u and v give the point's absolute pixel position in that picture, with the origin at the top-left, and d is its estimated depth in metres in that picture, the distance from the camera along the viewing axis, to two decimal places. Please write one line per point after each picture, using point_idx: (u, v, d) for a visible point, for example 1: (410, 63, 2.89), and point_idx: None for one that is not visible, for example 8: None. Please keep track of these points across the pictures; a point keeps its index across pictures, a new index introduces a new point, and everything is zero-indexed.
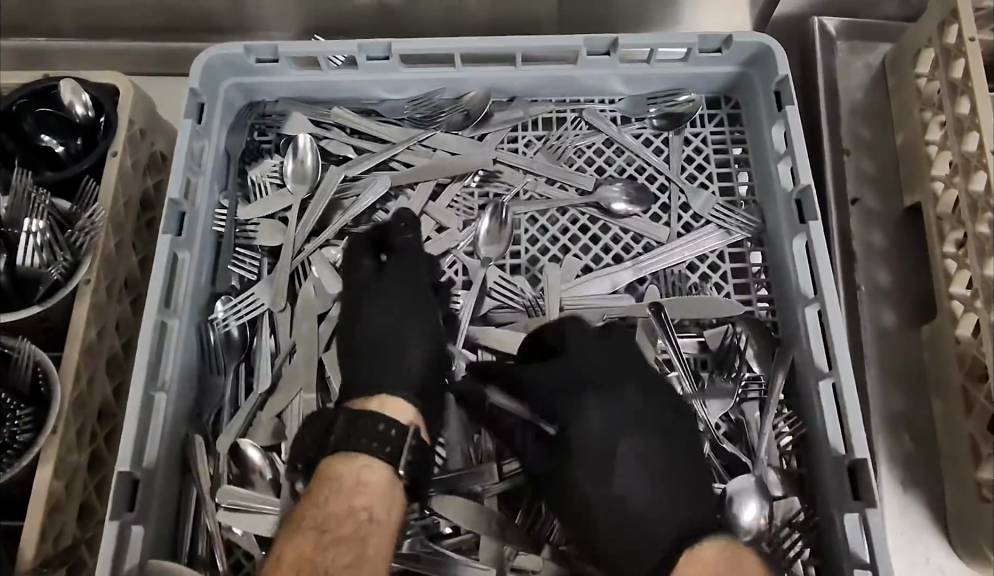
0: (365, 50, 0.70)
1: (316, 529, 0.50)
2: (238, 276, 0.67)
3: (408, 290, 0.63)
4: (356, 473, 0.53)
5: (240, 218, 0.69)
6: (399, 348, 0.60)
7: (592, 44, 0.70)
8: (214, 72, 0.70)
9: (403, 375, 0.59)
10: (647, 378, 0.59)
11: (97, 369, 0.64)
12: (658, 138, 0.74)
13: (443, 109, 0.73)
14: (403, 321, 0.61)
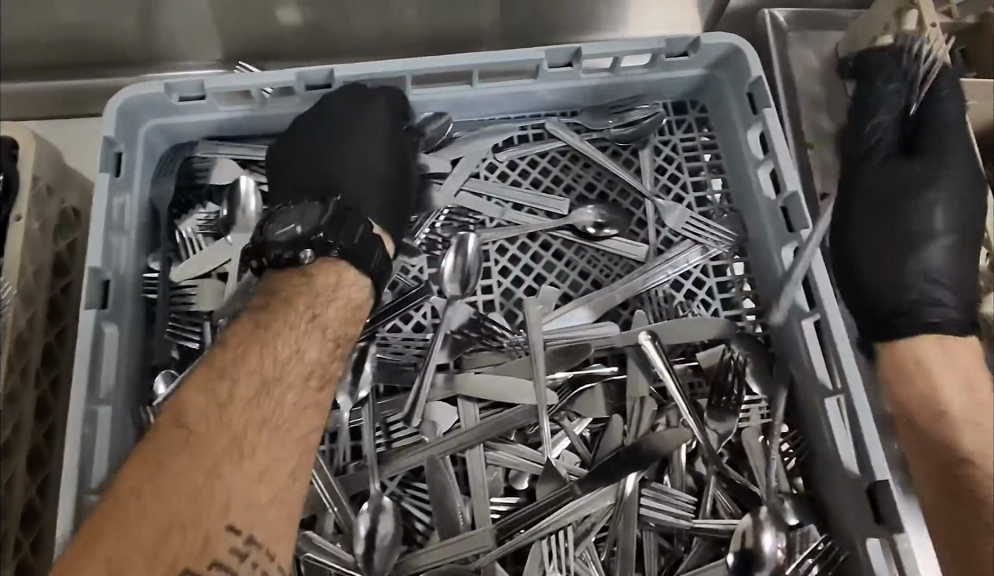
0: (305, 79, 0.64)
1: (258, 364, 0.48)
2: (178, 346, 0.59)
3: (371, 102, 0.63)
4: (335, 279, 0.53)
5: (174, 282, 0.61)
6: (361, 154, 0.63)
7: (553, 56, 0.66)
8: (131, 115, 0.62)
9: (363, 177, 0.63)
10: (876, 211, 0.63)
11: (14, 469, 0.55)
12: (625, 150, 0.70)
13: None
14: (382, 144, 0.64)
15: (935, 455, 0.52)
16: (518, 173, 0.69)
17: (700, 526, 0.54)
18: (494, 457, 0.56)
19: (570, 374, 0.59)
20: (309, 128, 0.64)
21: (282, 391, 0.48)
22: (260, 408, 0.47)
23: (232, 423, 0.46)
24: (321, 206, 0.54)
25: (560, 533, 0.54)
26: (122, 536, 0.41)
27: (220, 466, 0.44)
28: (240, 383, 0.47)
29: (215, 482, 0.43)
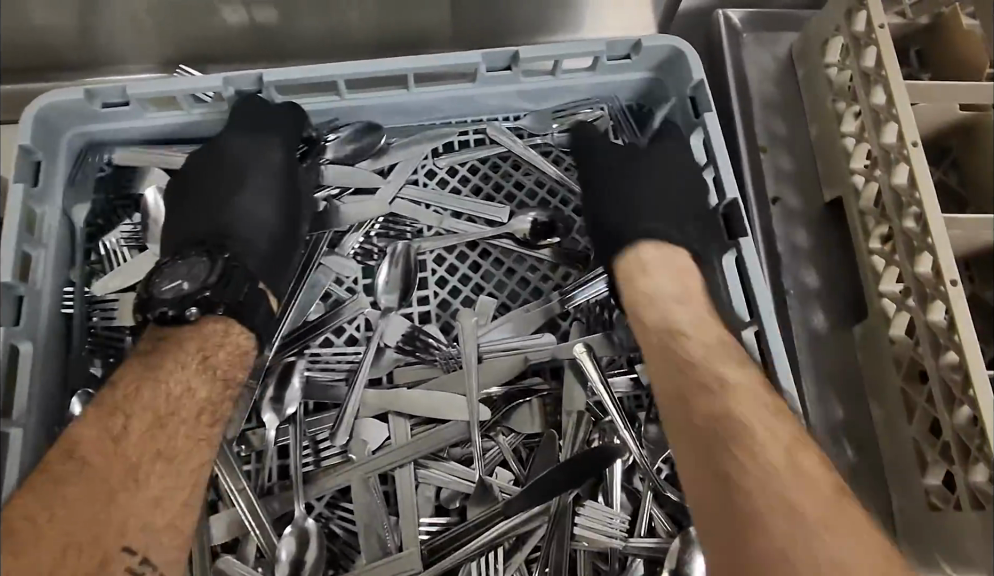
0: (234, 84, 0.62)
1: (152, 400, 0.49)
2: (100, 361, 0.58)
3: (249, 148, 0.61)
4: (222, 328, 0.53)
5: (95, 294, 0.59)
6: (233, 199, 0.61)
7: (492, 59, 0.64)
8: (51, 122, 0.60)
9: (248, 239, 0.59)
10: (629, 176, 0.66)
11: None
12: (568, 156, 0.69)
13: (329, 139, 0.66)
14: (278, 186, 0.62)
15: (673, 385, 0.53)
16: (459, 180, 0.68)
17: (633, 545, 0.53)
18: (425, 476, 0.55)
19: (505, 389, 0.58)
20: (204, 172, 0.62)
21: (177, 425, 0.49)
22: (154, 444, 0.48)
23: (130, 454, 0.47)
24: (209, 264, 0.53)
25: (490, 554, 0.52)
26: (20, 564, 0.42)
27: (116, 496, 0.46)
28: (133, 420, 0.48)
29: (109, 512, 0.45)
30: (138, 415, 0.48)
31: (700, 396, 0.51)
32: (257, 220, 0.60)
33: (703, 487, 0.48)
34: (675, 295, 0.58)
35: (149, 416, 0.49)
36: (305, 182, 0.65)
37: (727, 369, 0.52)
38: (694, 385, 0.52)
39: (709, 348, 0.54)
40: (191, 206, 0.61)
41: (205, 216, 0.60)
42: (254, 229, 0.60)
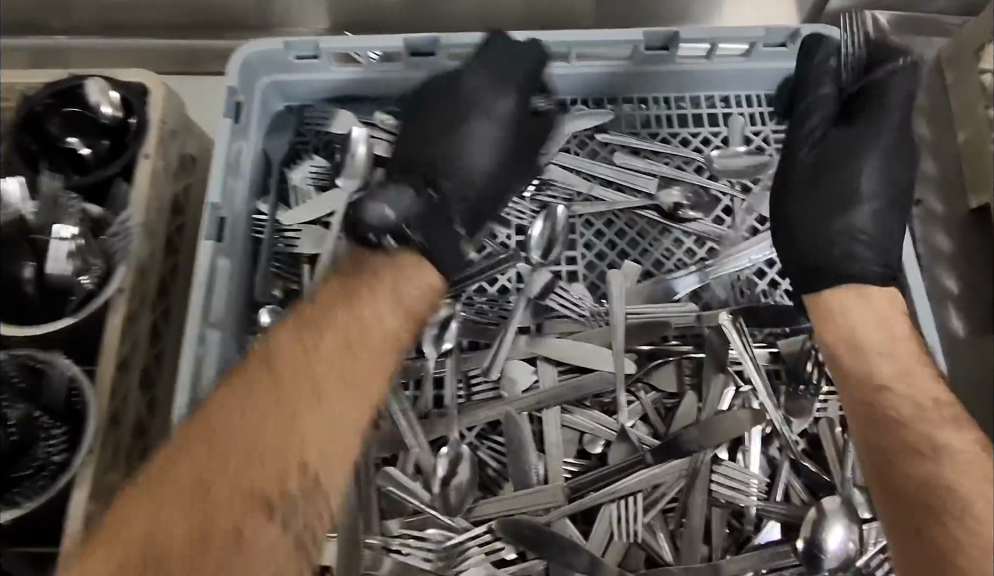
0: (412, 46, 0.67)
1: (341, 325, 0.49)
2: (280, 284, 0.63)
3: (478, 90, 0.60)
4: (402, 277, 0.53)
5: (281, 224, 0.65)
6: (465, 131, 0.59)
7: (651, 39, 0.67)
8: (252, 68, 0.67)
9: (466, 181, 0.58)
10: (827, 161, 0.59)
11: (131, 383, 0.60)
12: (716, 137, 0.71)
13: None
14: (507, 136, 0.61)
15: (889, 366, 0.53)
16: (608, 152, 0.70)
17: (769, 507, 0.56)
18: (569, 420, 0.58)
19: (650, 347, 0.60)
20: (431, 110, 0.61)
21: (368, 352, 0.49)
22: (350, 362, 0.49)
23: (316, 371, 0.47)
24: (417, 196, 0.54)
25: (629, 498, 0.55)
26: (223, 455, 0.44)
27: (319, 391, 0.47)
28: (330, 345, 0.48)
29: (304, 428, 0.45)
30: (341, 335, 0.49)
31: (894, 438, 0.50)
32: (476, 162, 0.59)
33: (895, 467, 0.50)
34: (879, 344, 0.53)
35: (349, 336, 0.49)
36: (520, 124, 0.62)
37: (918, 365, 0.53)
38: (902, 436, 0.50)
39: (907, 389, 0.51)
40: (414, 132, 0.61)
41: (422, 146, 0.59)
42: (473, 171, 0.59)
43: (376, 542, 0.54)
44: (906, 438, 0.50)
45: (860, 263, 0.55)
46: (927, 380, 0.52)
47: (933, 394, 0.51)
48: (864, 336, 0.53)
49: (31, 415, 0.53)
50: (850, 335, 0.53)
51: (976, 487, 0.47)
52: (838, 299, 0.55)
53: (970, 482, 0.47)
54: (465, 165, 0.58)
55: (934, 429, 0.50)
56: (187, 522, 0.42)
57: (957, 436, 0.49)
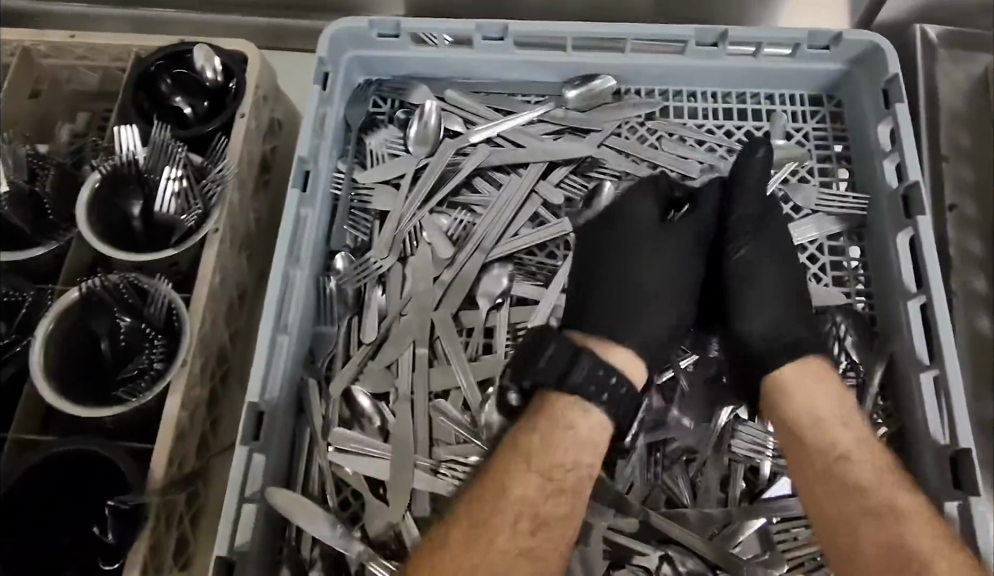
0: (482, 31, 0.73)
1: (522, 519, 0.54)
2: (352, 236, 0.71)
3: (598, 236, 0.68)
4: (575, 446, 0.57)
5: (357, 182, 0.73)
6: (635, 312, 0.63)
7: (702, 35, 0.72)
8: (339, 43, 0.74)
9: (646, 334, 0.62)
10: (740, 277, 0.64)
11: (219, 313, 0.69)
12: (759, 131, 0.76)
13: (567, 95, 0.76)
14: (654, 250, 0.66)
15: (826, 443, 0.57)
16: (656, 138, 0.76)
17: (781, 464, 0.63)
18: None
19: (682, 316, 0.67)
20: (597, 249, 0.68)
21: (522, 487, 0.55)
22: (543, 509, 0.54)
23: (483, 545, 0.52)
24: (574, 359, 0.59)
25: (655, 448, 0.63)
26: None
27: (540, 511, 0.54)
28: (531, 473, 0.55)
29: (492, 561, 0.52)
30: (539, 476, 0.55)
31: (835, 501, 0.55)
32: (661, 330, 0.63)
33: (845, 526, 0.54)
34: (813, 416, 0.58)
35: (553, 475, 0.56)
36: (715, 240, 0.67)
37: (854, 433, 0.57)
38: (850, 494, 0.54)
39: (855, 456, 0.56)
40: (598, 283, 0.65)
41: (613, 279, 0.65)
42: (644, 285, 0.64)
43: (423, 465, 0.61)
44: (849, 503, 0.54)
45: (803, 348, 0.61)
46: (864, 445, 0.57)
47: (883, 461, 0.56)
48: (820, 408, 0.58)
49: (138, 327, 0.63)
50: (795, 416, 0.58)
51: (915, 532, 0.52)
52: (789, 387, 0.60)
53: (908, 532, 0.52)
54: (643, 275, 0.65)
55: (891, 492, 0.54)
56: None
57: (892, 489, 0.54)
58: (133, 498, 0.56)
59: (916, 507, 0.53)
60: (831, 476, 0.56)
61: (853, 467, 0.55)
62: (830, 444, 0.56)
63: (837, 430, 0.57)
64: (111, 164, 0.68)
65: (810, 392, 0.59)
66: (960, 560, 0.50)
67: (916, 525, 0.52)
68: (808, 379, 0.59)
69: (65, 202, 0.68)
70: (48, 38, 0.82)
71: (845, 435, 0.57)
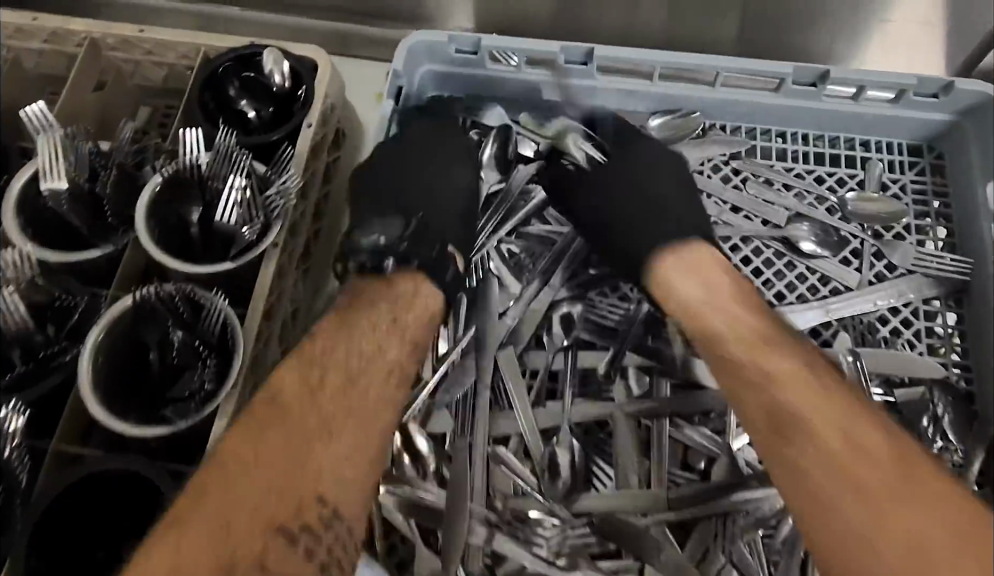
0: (566, 53, 0.70)
1: (326, 387, 0.54)
2: None
3: (424, 163, 0.68)
4: (411, 290, 0.61)
5: None
6: (431, 205, 0.66)
7: (801, 74, 0.68)
8: (416, 57, 0.71)
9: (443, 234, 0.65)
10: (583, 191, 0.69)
11: (272, 332, 0.66)
12: (852, 179, 0.71)
13: (650, 125, 0.72)
14: (465, 163, 0.70)
15: (739, 352, 0.54)
16: (740, 180, 0.71)
17: None
18: (679, 430, 0.61)
19: None
20: (405, 160, 0.68)
21: (369, 380, 0.56)
22: (366, 370, 0.56)
23: (326, 409, 0.53)
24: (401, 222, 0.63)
25: (730, 518, 0.58)
26: (227, 492, 0.47)
27: (392, 370, 0.58)
28: (344, 343, 0.56)
29: (344, 423, 0.53)
30: (365, 332, 0.58)
31: (854, 465, 0.47)
32: (455, 228, 0.66)
33: (799, 464, 0.48)
34: (702, 299, 0.57)
35: (396, 320, 0.59)
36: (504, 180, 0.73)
37: (767, 352, 0.53)
38: (779, 438, 0.50)
39: (783, 385, 0.51)
40: (407, 193, 0.66)
41: (414, 186, 0.67)
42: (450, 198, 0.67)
43: (478, 513, 0.58)
44: (791, 424, 0.50)
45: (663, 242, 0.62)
46: (805, 365, 0.52)
47: (836, 385, 0.51)
48: (694, 265, 0.60)
49: (191, 343, 0.61)
50: (683, 297, 0.58)
51: (868, 473, 0.46)
52: (670, 270, 0.60)
53: (856, 461, 0.47)
54: (447, 185, 0.68)
55: (843, 412, 0.49)
56: (271, 508, 0.47)
57: (815, 396, 0.50)
58: None
59: (877, 433, 0.48)
60: (764, 388, 0.52)
61: (756, 375, 0.52)
62: (746, 351, 0.54)
63: (748, 333, 0.55)
64: (173, 168, 0.66)
65: (701, 310, 0.57)
66: (911, 481, 0.46)
67: (867, 462, 0.47)
68: (698, 275, 0.59)
69: (126, 205, 0.67)
70: (117, 30, 0.80)
71: (755, 343, 0.54)
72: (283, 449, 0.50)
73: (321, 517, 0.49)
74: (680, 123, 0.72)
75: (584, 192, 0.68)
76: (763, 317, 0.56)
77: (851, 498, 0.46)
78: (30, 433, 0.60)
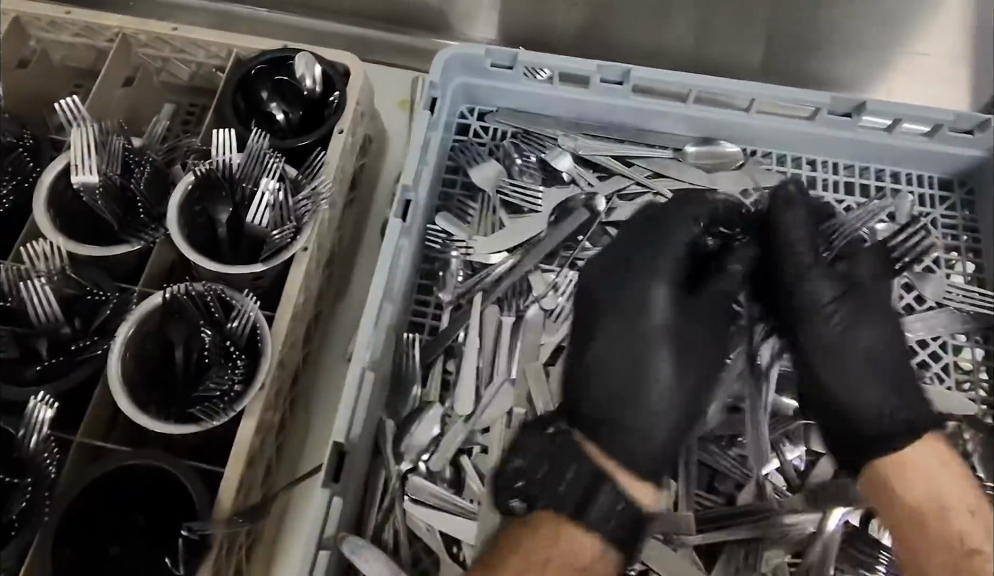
0: (603, 72, 0.70)
1: None
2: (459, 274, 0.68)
3: (622, 327, 0.60)
4: (557, 528, 0.53)
5: (452, 233, 0.69)
6: (612, 397, 0.58)
7: (837, 103, 0.68)
8: (450, 68, 0.71)
9: (634, 450, 0.56)
10: (785, 323, 0.63)
11: (298, 335, 0.66)
12: (882, 211, 0.71)
13: (686, 152, 0.73)
14: (667, 343, 0.59)
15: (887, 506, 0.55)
16: None
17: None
18: (704, 454, 0.62)
19: (793, 410, 0.64)
20: (603, 349, 0.60)
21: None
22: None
23: None
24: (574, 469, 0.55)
25: (755, 543, 0.58)
26: None
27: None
28: None
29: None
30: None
31: (918, 523, 0.54)
32: (639, 414, 0.57)
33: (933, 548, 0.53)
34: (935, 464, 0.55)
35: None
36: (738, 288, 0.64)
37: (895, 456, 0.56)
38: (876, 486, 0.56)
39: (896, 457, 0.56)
40: (593, 377, 0.59)
41: (621, 366, 0.59)
42: (654, 390, 0.58)
43: None
44: (910, 485, 0.55)
45: (889, 409, 0.57)
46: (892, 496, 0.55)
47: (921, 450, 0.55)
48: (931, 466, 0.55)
49: (220, 344, 0.60)
50: (905, 489, 0.55)
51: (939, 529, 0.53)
52: (882, 467, 0.56)
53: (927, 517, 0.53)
54: (650, 398, 0.58)
55: (898, 479, 0.55)
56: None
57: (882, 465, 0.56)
58: (202, 527, 0.53)
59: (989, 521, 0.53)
60: (909, 513, 0.54)
61: (896, 497, 0.55)
62: (905, 484, 0.55)
63: (910, 490, 0.54)
64: (206, 168, 0.66)
65: (907, 472, 0.55)
66: (944, 462, 0.55)
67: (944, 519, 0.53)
68: (913, 483, 0.54)
69: (158, 202, 0.67)
70: (149, 27, 0.80)
71: (907, 481, 0.55)
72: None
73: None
74: (713, 149, 0.73)
75: (797, 271, 0.62)
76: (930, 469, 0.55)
77: (923, 519, 0.54)
78: (52, 426, 0.59)
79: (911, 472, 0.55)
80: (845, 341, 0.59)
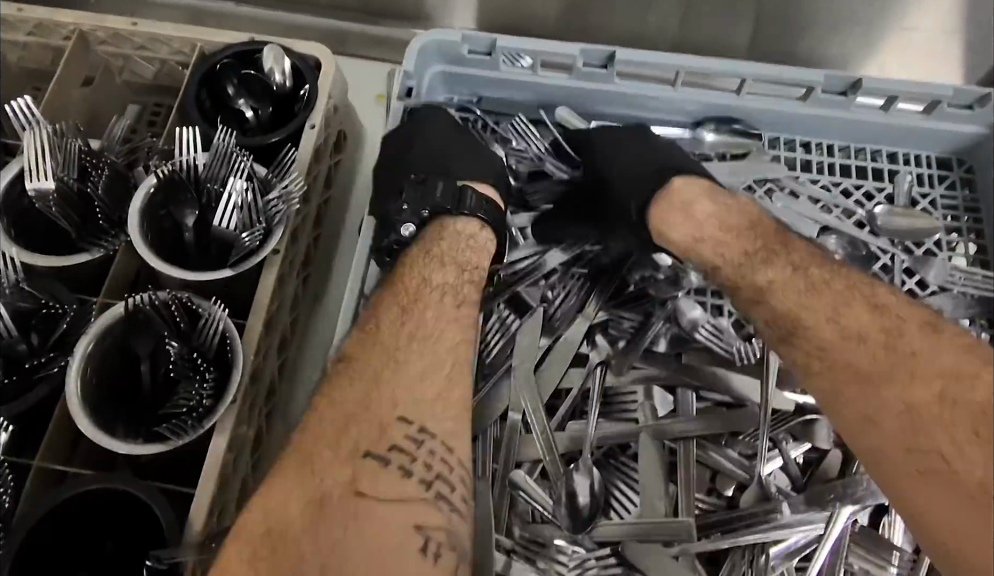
0: (585, 56, 0.67)
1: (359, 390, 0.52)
2: None
3: (435, 134, 0.66)
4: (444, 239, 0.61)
5: None
6: (405, 152, 0.66)
7: (831, 82, 0.66)
8: (426, 55, 0.68)
9: (435, 160, 0.65)
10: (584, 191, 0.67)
11: (272, 343, 0.62)
12: (879, 192, 0.69)
13: (704, 137, 0.69)
14: (455, 134, 0.67)
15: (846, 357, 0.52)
16: (764, 191, 0.68)
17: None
18: (703, 455, 0.59)
19: (797, 400, 0.60)
20: (398, 134, 0.67)
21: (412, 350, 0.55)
22: (400, 351, 0.54)
23: (342, 413, 0.51)
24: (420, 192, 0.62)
25: (756, 546, 0.56)
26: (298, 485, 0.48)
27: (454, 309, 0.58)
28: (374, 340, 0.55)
29: (437, 349, 0.55)
30: (404, 300, 0.57)
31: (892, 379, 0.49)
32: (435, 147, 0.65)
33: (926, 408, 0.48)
34: (690, 237, 0.60)
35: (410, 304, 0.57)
36: (580, 202, 0.67)
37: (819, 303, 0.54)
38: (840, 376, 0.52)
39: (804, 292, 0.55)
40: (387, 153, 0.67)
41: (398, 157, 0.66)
42: (459, 145, 0.66)
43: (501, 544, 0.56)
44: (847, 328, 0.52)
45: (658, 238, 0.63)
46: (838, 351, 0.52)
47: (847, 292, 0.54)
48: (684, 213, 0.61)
49: (187, 356, 0.56)
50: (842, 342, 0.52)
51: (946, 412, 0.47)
52: (683, 191, 0.61)
53: (928, 411, 0.47)
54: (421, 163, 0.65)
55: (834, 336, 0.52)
56: (344, 472, 0.48)
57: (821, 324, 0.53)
58: (170, 556, 0.49)
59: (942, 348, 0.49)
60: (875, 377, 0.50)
61: (841, 360, 0.52)
62: (848, 344, 0.51)
63: (850, 344, 0.51)
64: (168, 169, 0.62)
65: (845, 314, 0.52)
66: (883, 317, 0.52)
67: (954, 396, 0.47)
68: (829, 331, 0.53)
69: (118, 207, 0.63)
70: (108, 23, 0.76)
71: (849, 336, 0.52)
72: (359, 399, 0.52)
73: (406, 436, 0.51)
74: (734, 139, 0.70)
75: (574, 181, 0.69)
76: (719, 223, 0.60)
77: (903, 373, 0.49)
78: (9, 450, 0.55)
79: (733, 211, 0.60)
80: (640, 159, 0.65)
